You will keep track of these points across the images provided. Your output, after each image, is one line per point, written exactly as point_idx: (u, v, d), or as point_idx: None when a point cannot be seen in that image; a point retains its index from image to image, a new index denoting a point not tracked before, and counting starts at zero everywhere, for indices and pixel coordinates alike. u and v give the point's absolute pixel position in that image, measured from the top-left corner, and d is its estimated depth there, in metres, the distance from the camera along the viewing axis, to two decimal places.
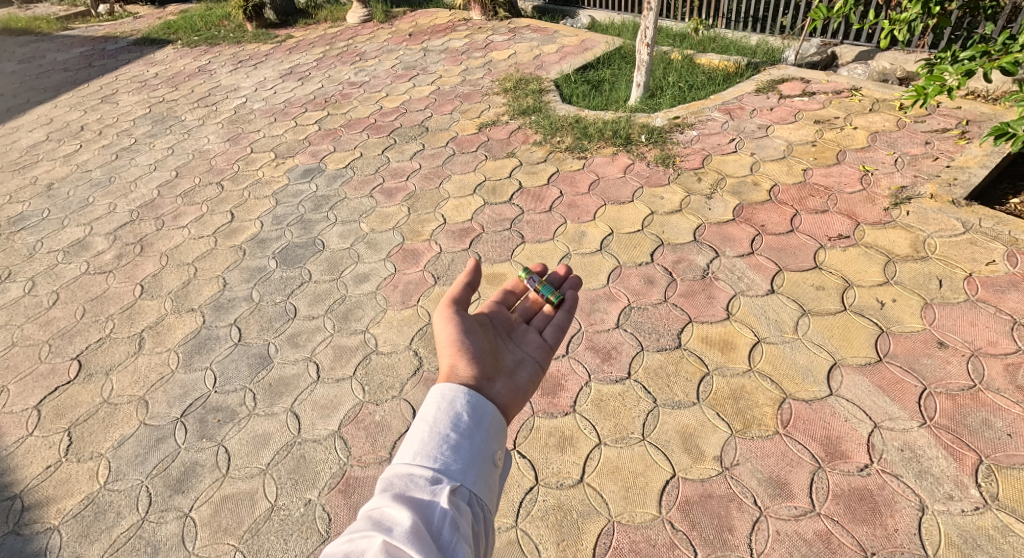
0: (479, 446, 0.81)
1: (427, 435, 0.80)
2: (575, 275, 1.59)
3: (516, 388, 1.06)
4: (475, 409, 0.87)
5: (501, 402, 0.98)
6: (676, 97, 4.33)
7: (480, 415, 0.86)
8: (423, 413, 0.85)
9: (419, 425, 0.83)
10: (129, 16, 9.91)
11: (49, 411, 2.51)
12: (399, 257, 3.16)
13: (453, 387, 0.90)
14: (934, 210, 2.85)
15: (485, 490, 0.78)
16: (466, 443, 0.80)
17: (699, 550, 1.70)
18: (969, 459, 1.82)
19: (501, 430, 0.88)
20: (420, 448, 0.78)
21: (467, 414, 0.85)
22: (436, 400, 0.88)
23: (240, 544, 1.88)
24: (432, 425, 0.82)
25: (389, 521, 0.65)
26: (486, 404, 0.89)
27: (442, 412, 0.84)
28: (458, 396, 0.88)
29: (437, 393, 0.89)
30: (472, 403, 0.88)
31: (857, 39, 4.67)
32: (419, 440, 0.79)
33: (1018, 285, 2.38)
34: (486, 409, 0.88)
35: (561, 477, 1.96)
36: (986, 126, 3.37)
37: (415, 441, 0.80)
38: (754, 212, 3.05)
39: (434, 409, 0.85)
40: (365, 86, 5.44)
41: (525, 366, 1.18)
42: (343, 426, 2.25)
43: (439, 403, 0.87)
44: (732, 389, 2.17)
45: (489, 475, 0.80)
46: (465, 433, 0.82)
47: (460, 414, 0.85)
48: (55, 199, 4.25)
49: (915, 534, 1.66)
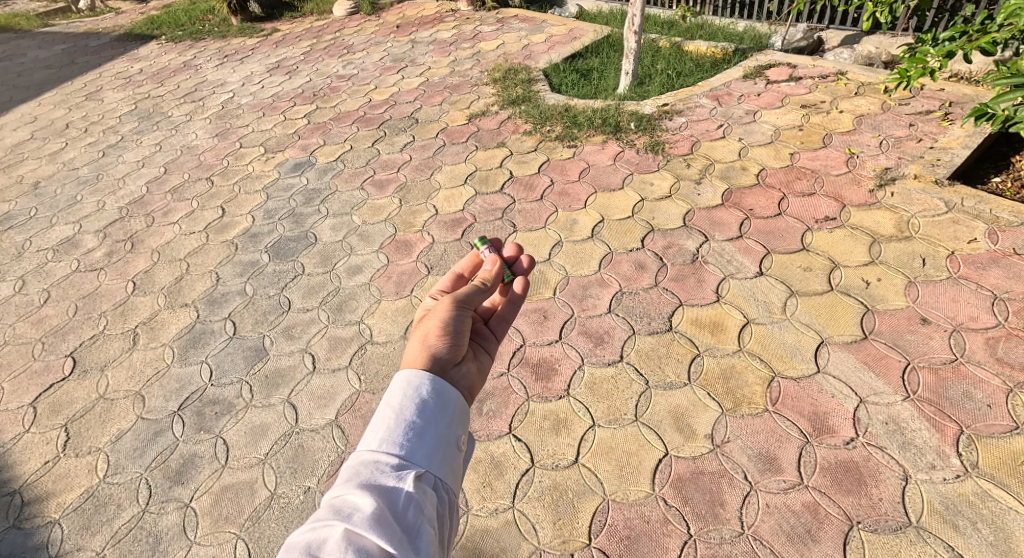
0: (443, 432, 0.80)
1: (393, 422, 0.77)
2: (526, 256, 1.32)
3: (480, 370, 1.03)
4: (440, 395, 0.85)
5: (466, 384, 0.96)
6: (665, 83, 4.36)
7: (445, 402, 0.84)
8: (389, 399, 0.82)
9: (384, 411, 0.80)
10: (110, 12, 9.77)
11: (46, 408, 2.52)
12: (392, 248, 3.17)
13: (419, 371, 0.87)
14: (919, 190, 2.89)
15: (449, 474, 0.77)
16: (432, 429, 0.79)
17: (692, 525, 1.74)
18: (950, 429, 1.87)
19: (466, 414, 0.87)
20: (385, 433, 0.76)
21: (433, 402, 0.83)
22: (402, 385, 0.85)
23: (242, 532, 1.91)
24: (397, 411, 0.79)
25: (351, 507, 0.63)
26: (451, 390, 0.87)
27: (407, 398, 0.82)
28: (424, 382, 0.85)
29: (403, 379, 0.86)
30: (438, 390, 0.85)
31: (843, 23, 4.71)
32: (385, 426, 0.76)
33: (999, 262, 2.44)
34: (450, 395, 0.86)
35: (557, 459, 2.00)
36: (968, 107, 3.43)
37: (380, 428, 0.77)
38: (742, 196, 3.09)
39: (399, 396, 0.82)
40: (354, 79, 5.42)
41: (484, 349, 1.13)
42: (341, 414, 2.27)
43: (405, 389, 0.84)
44: (722, 369, 2.21)
45: (454, 459, 0.80)
46: (430, 419, 0.80)
47: (425, 401, 0.82)
48: (43, 198, 4.22)
49: (899, 502, 1.71)
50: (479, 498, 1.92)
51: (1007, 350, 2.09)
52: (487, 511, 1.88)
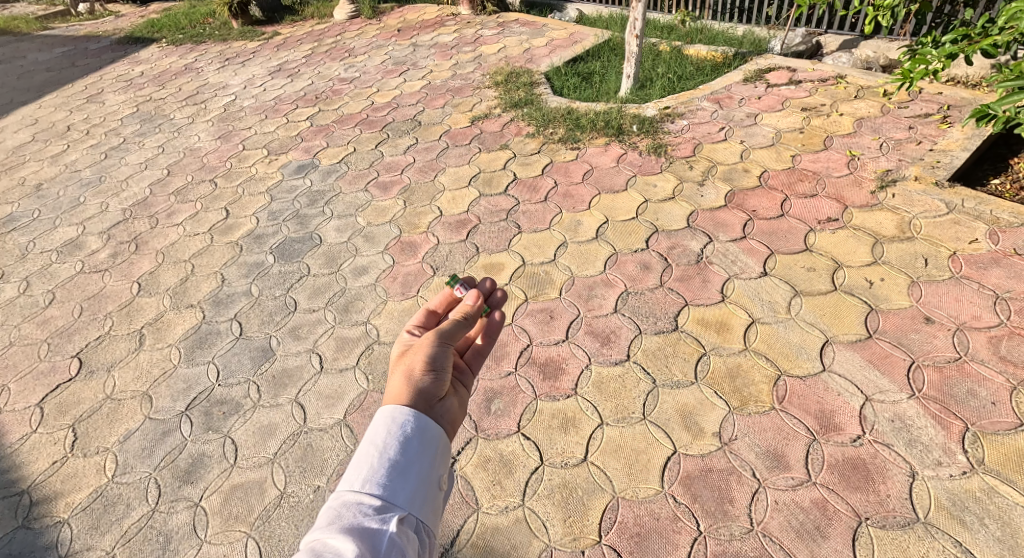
0: (426, 471, 0.73)
1: (375, 459, 0.71)
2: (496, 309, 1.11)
3: (464, 403, 0.95)
4: (424, 432, 0.78)
5: (450, 417, 0.87)
6: (666, 87, 4.39)
7: (428, 439, 0.77)
8: (371, 435, 0.75)
9: (366, 449, 0.73)
10: (110, 16, 9.76)
11: (52, 409, 2.52)
12: (397, 249, 3.18)
13: (401, 407, 0.80)
14: (919, 192, 2.92)
15: (431, 515, 0.71)
16: (415, 468, 0.72)
17: (702, 523, 1.75)
18: (956, 427, 1.90)
19: (447, 452, 0.80)
20: (367, 473, 0.69)
21: (417, 438, 0.76)
22: (384, 422, 0.78)
23: (252, 531, 1.92)
24: (380, 449, 0.72)
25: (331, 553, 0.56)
26: (434, 426, 0.80)
27: (390, 436, 0.75)
28: (407, 418, 0.79)
29: (386, 415, 0.79)
30: (421, 427, 0.79)
31: (841, 28, 4.75)
32: (366, 465, 0.70)
33: (1000, 262, 2.47)
34: (434, 432, 0.79)
35: (566, 457, 2.01)
36: (966, 110, 3.46)
37: (361, 467, 0.70)
38: (745, 198, 3.11)
39: (382, 432, 0.75)
40: (356, 82, 5.44)
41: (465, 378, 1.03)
42: (349, 414, 2.28)
43: (388, 425, 0.77)
44: (729, 368, 2.23)
45: (435, 500, 0.73)
46: (414, 457, 0.73)
47: (407, 438, 0.75)
48: (45, 199, 4.22)
49: (906, 499, 1.73)
50: (489, 496, 1.93)
51: (1010, 348, 2.11)
52: (497, 509, 1.89)
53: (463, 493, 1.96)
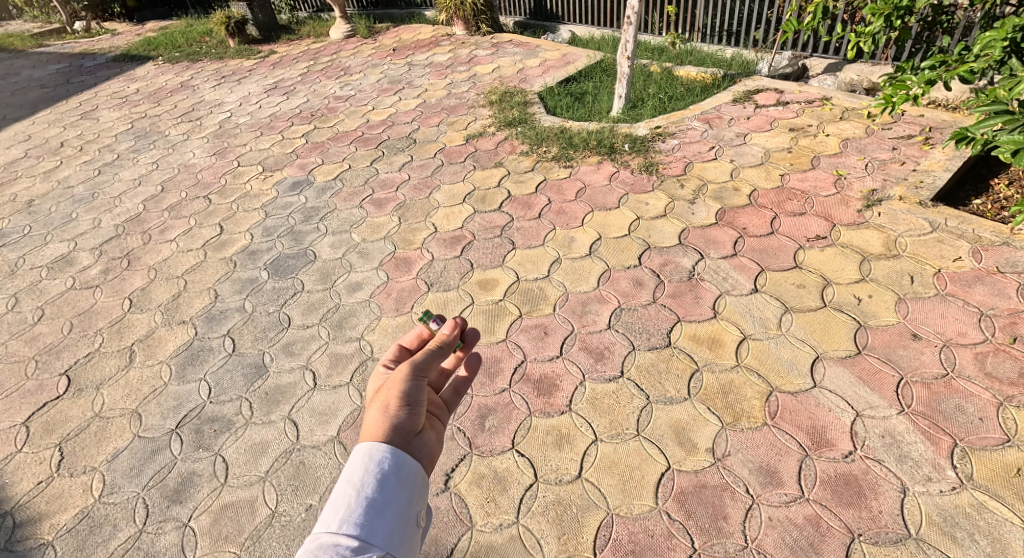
0: (404, 508, 0.72)
1: (352, 499, 0.69)
2: (470, 332, 1.12)
3: (440, 436, 0.94)
4: (402, 468, 0.77)
5: (428, 452, 0.87)
6: (657, 107, 4.48)
7: (405, 475, 0.77)
8: (348, 474, 0.73)
9: (343, 487, 0.71)
10: (107, 33, 9.85)
11: (38, 427, 2.48)
12: (391, 265, 3.19)
13: (379, 443, 0.80)
14: (904, 211, 2.99)
15: (408, 555, 0.68)
16: (392, 505, 0.71)
17: (697, 539, 1.75)
18: (945, 442, 1.92)
19: (425, 487, 0.79)
20: (344, 512, 0.66)
21: (394, 476, 0.75)
22: (361, 460, 0.77)
23: (242, 551, 1.89)
24: (358, 487, 0.71)
25: None
26: (412, 460, 0.80)
27: (368, 473, 0.73)
28: (385, 454, 0.78)
29: (362, 453, 0.78)
30: (398, 463, 0.78)
31: (826, 51, 4.88)
32: (343, 505, 0.67)
33: (983, 280, 2.53)
34: (411, 467, 0.79)
35: (560, 474, 2.01)
36: (947, 133, 3.57)
37: (337, 507, 0.68)
38: (735, 216, 3.17)
39: (359, 470, 0.74)
40: (352, 100, 5.50)
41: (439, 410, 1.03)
42: (342, 431, 2.26)
43: (365, 462, 0.75)
44: (721, 384, 2.25)
45: (413, 537, 0.71)
46: (391, 494, 0.72)
47: (384, 474, 0.74)
48: (37, 215, 4.21)
49: (898, 515, 1.75)
50: (484, 514, 1.92)
51: (995, 364, 2.15)
52: (491, 527, 1.88)
53: (456, 510, 1.94)
